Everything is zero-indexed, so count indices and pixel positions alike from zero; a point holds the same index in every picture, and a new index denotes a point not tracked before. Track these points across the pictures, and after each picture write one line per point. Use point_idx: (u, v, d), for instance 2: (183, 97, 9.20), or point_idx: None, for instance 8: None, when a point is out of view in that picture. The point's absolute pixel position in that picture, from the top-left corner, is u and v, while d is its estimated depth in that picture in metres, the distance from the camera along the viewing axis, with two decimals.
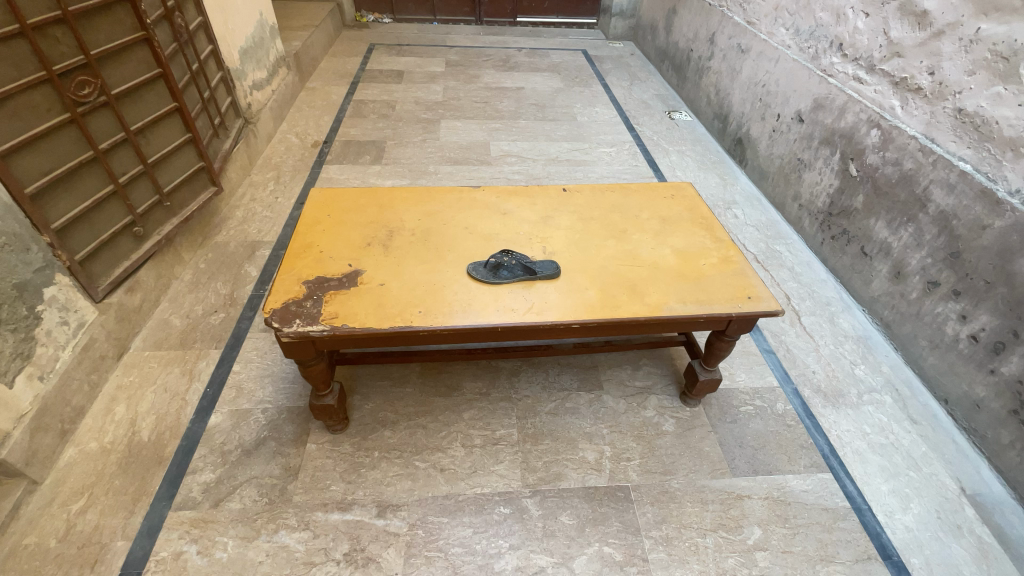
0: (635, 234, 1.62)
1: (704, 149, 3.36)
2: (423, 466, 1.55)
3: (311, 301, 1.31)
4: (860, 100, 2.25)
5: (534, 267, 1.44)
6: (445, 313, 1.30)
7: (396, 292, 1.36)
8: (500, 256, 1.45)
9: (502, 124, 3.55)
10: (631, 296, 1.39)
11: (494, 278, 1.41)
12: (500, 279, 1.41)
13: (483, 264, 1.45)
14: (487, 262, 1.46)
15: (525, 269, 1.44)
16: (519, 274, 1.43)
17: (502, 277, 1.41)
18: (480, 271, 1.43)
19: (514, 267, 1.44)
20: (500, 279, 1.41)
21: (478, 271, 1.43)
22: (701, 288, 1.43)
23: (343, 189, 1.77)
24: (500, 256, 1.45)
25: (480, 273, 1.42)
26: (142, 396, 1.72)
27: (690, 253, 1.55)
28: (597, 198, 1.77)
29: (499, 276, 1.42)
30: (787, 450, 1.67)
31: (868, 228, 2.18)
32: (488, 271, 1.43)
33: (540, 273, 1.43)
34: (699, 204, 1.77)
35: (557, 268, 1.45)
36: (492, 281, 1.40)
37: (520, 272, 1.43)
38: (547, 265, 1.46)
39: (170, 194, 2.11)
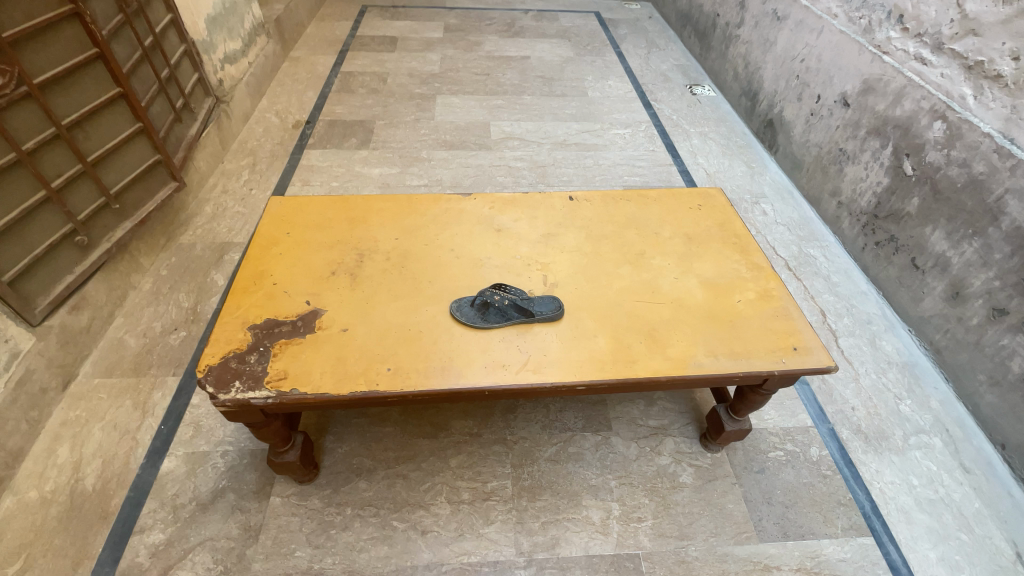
0: (655, 257, 1.35)
1: (730, 131, 3.02)
2: (402, 527, 1.35)
3: (256, 356, 1.07)
4: (922, 86, 1.91)
5: (529, 307, 1.17)
6: (420, 372, 1.06)
7: (360, 341, 1.11)
8: (490, 292, 1.18)
9: (504, 100, 3.20)
10: (649, 346, 1.14)
11: (481, 322, 1.15)
12: (489, 324, 1.15)
13: (469, 301, 1.19)
14: (474, 298, 1.20)
15: (520, 311, 1.17)
16: (512, 317, 1.16)
17: (491, 319, 1.16)
18: (466, 311, 1.17)
19: (506, 307, 1.17)
20: (488, 323, 1.15)
21: (464, 313, 1.17)
22: (734, 335, 1.17)
23: (311, 197, 1.50)
24: (490, 292, 1.18)
25: (464, 314, 1.16)
26: (87, 434, 1.52)
27: (722, 285, 1.28)
28: (610, 209, 1.49)
29: (488, 319, 1.16)
30: (822, 508, 1.45)
31: (922, 237, 1.90)
32: (474, 313, 1.17)
33: (535, 316, 1.16)
34: (732, 217, 1.49)
35: (560, 307, 1.19)
36: (479, 327, 1.14)
37: (513, 316, 1.16)
38: (545, 305, 1.19)
39: (119, 195, 1.86)
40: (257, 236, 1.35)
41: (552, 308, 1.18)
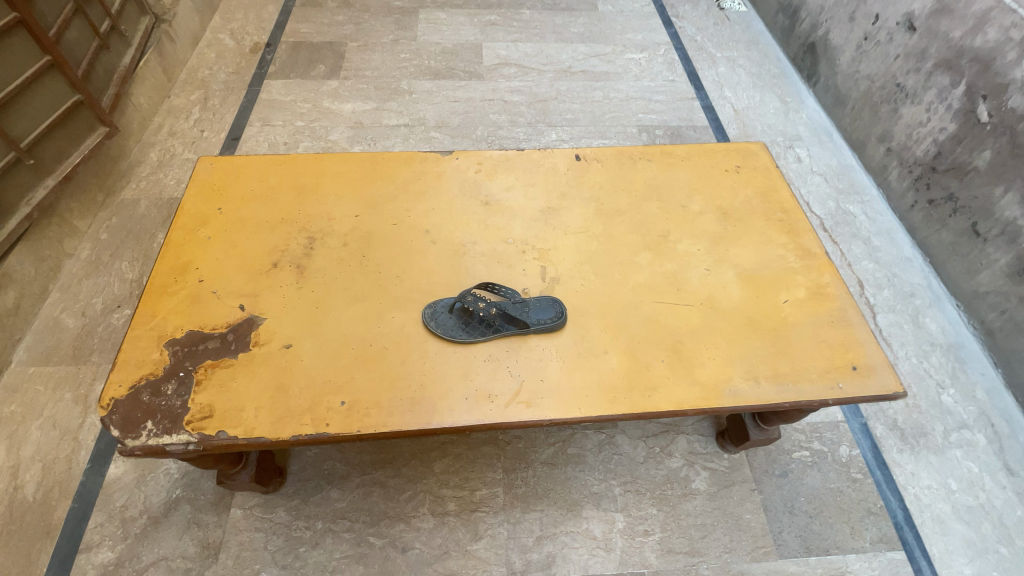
0: (682, 240, 1.08)
1: (762, 57, 2.58)
2: (380, 545, 1.20)
3: (175, 385, 0.85)
4: (1014, 10, 1.56)
5: (527, 316, 0.93)
6: (383, 405, 0.83)
7: (307, 362, 0.87)
8: (470, 295, 0.93)
9: (499, 16, 2.71)
10: (673, 365, 0.90)
11: (461, 335, 0.91)
12: (471, 338, 0.90)
13: (445, 305, 0.94)
14: (452, 301, 0.95)
15: (514, 319, 0.92)
16: (504, 328, 0.92)
17: (475, 331, 0.91)
18: (441, 320, 0.92)
19: (494, 314, 0.93)
20: (470, 337, 0.91)
21: (437, 321, 0.92)
22: (780, 349, 0.94)
23: (251, 157, 1.20)
24: (471, 296, 0.93)
25: (440, 324, 0.92)
26: (23, 435, 1.34)
27: (764, 280, 1.03)
28: (627, 172, 1.19)
29: (470, 331, 0.91)
30: (850, 518, 1.30)
31: (989, 199, 1.61)
32: (452, 322, 0.92)
33: (535, 326, 0.92)
34: (777, 185, 1.21)
35: (561, 315, 0.94)
36: (459, 340, 0.90)
37: (505, 326, 0.92)
38: (547, 312, 0.94)
39: (34, 148, 1.54)
40: (182, 214, 1.08)
41: (557, 315, 0.94)
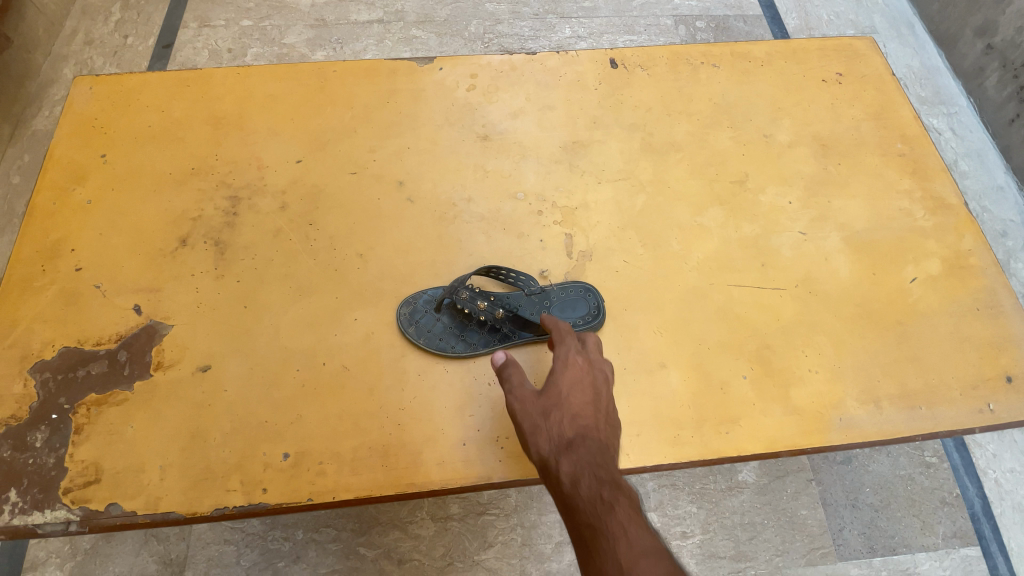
0: (766, 189, 0.76)
1: None
2: (372, 556, 1.02)
3: (48, 432, 0.59)
4: None
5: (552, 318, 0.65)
6: (342, 459, 0.58)
7: (231, 393, 0.60)
8: (465, 289, 0.64)
9: None
10: (759, 383, 0.63)
11: (453, 346, 0.63)
12: (467, 352, 0.63)
13: (429, 298, 0.66)
14: (438, 293, 0.66)
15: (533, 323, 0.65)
16: (519, 337, 0.64)
17: (474, 340, 0.64)
18: (424, 322, 0.64)
19: (502, 316, 0.64)
20: (466, 351, 0.63)
21: (417, 324, 0.64)
22: (906, 353, 0.66)
23: (146, 75, 0.84)
24: (466, 290, 0.64)
25: (422, 328, 0.64)
26: None
27: (883, 248, 0.73)
28: (685, 86, 0.83)
29: (465, 341, 0.64)
30: (920, 511, 1.11)
31: None
32: (439, 325, 0.64)
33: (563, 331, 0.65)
34: (897, 100, 0.85)
35: (598, 313, 0.66)
36: (450, 356, 0.63)
37: (520, 333, 0.65)
38: (580, 309, 0.66)
39: None
40: (49, 166, 0.75)
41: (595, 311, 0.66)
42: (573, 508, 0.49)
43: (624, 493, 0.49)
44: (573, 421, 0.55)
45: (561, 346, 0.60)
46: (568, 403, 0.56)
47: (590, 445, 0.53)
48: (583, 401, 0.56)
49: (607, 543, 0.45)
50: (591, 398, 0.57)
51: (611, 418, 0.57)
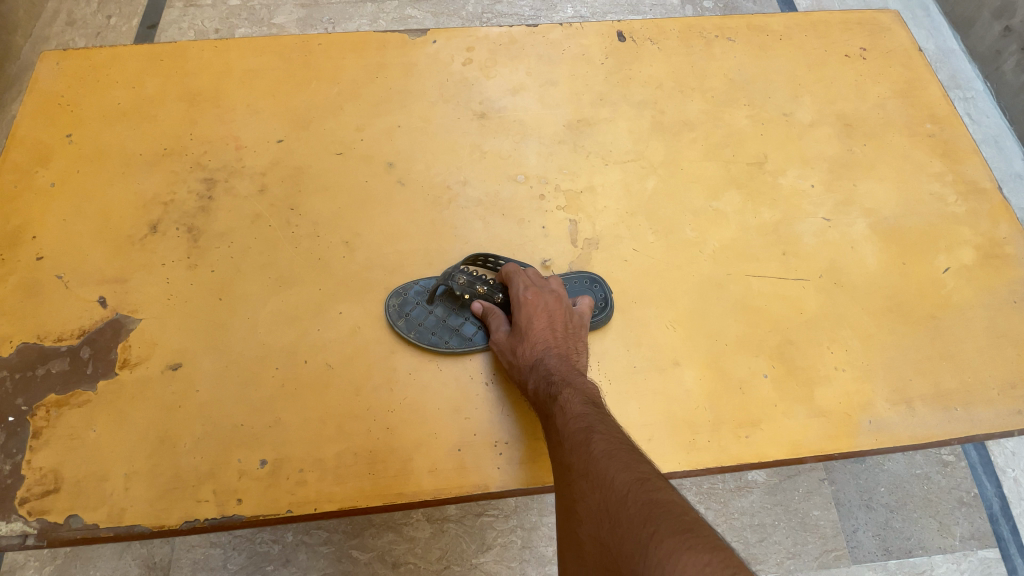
0: (786, 172, 0.70)
1: None
2: (365, 560, 0.97)
3: (2, 437, 0.54)
4: None
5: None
6: (325, 465, 0.53)
7: (203, 393, 0.55)
8: (463, 274, 0.59)
9: None
10: (781, 382, 0.58)
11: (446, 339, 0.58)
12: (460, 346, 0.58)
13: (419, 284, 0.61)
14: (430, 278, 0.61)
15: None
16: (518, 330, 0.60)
17: (469, 331, 0.60)
18: (414, 311, 0.59)
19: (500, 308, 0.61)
20: (461, 343, 0.58)
21: (406, 312, 0.59)
22: (940, 350, 0.61)
23: (118, 49, 0.78)
24: (464, 274, 0.59)
25: (413, 316, 0.59)
26: None
27: (913, 235, 0.67)
28: (699, 61, 0.77)
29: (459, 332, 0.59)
30: (938, 511, 1.07)
31: None
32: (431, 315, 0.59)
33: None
34: (926, 77, 0.79)
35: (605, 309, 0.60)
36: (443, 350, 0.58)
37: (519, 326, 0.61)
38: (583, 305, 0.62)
39: None
40: (11, 147, 0.69)
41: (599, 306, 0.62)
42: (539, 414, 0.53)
43: (575, 393, 0.51)
44: (533, 348, 0.55)
45: (513, 285, 0.59)
46: (524, 330, 0.56)
47: (550, 364, 0.54)
48: (541, 325, 0.56)
49: (558, 435, 0.50)
50: (548, 320, 0.56)
51: (571, 328, 0.57)
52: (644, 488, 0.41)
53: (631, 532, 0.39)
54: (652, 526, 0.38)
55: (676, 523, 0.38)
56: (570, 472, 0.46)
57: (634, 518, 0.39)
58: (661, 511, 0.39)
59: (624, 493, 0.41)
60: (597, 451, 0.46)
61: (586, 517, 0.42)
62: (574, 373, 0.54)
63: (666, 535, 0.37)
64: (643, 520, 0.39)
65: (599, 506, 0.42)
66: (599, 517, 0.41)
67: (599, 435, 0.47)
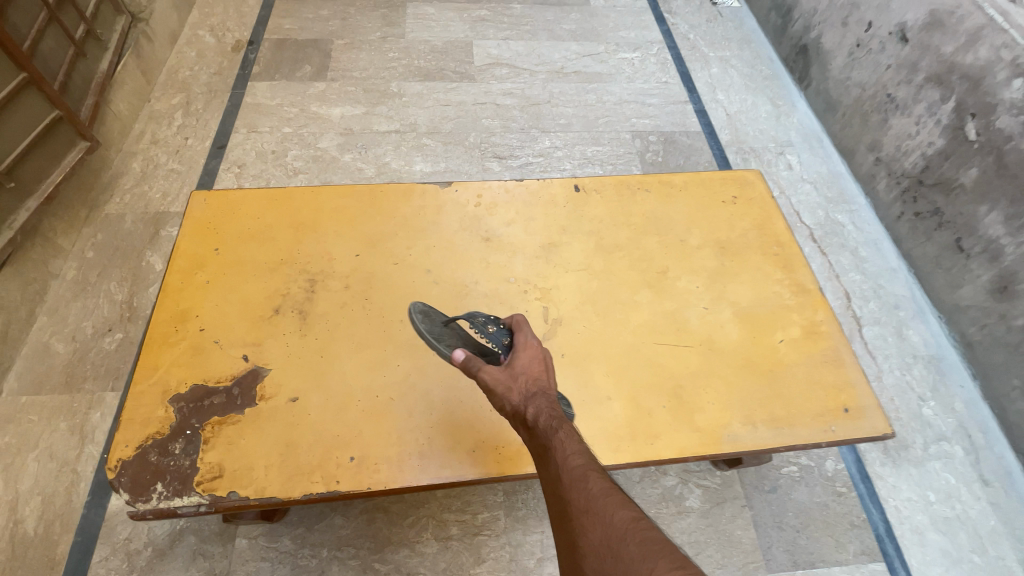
0: (681, 277, 1.09)
1: (753, 57, 2.58)
2: (385, 571, 1.23)
3: (183, 443, 0.85)
4: (1005, 29, 1.59)
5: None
6: (391, 459, 0.86)
7: (315, 415, 0.88)
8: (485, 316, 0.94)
9: (490, 10, 2.61)
10: (674, 411, 0.93)
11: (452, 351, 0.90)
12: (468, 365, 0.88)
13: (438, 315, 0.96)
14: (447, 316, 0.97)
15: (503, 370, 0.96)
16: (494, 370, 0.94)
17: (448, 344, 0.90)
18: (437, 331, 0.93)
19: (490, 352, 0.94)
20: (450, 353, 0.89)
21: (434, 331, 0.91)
22: (776, 392, 0.97)
23: (243, 190, 1.17)
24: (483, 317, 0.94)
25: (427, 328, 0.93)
26: (20, 469, 1.30)
27: (761, 318, 1.05)
28: (626, 204, 1.19)
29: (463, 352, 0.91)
30: (835, 531, 1.37)
31: (974, 215, 1.68)
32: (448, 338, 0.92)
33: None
34: (773, 216, 1.22)
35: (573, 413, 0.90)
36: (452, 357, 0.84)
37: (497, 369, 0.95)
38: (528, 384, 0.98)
39: (13, 170, 1.53)
40: (177, 255, 1.05)
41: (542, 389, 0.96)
42: (538, 444, 0.75)
43: (570, 437, 0.74)
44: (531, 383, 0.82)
45: (523, 334, 0.88)
46: (525, 367, 0.85)
47: (543, 400, 0.80)
48: (537, 369, 0.84)
49: (561, 473, 0.71)
50: (541, 366, 0.86)
51: (550, 377, 0.86)
52: (636, 525, 0.63)
53: (631, 562, 0.59)
54: (648, 559, 0.59)
55: (663, 555, 0.59)
56: (575, 507, 0.67)
57: (632, 551, 0.60)
58: (651, 547, 0.60)
59: (622, 530, 0.63)
60: (596, 492, 0.67)
61: (590, 548, 0.63)
62: (562, 416, 0.78)
63: (658, 565, 0.58)
64: (640, 553, 0.60)
65: (601, 537, 0.63)
66: (603, 550, 0.62)
67: (594, 479, 0.69)
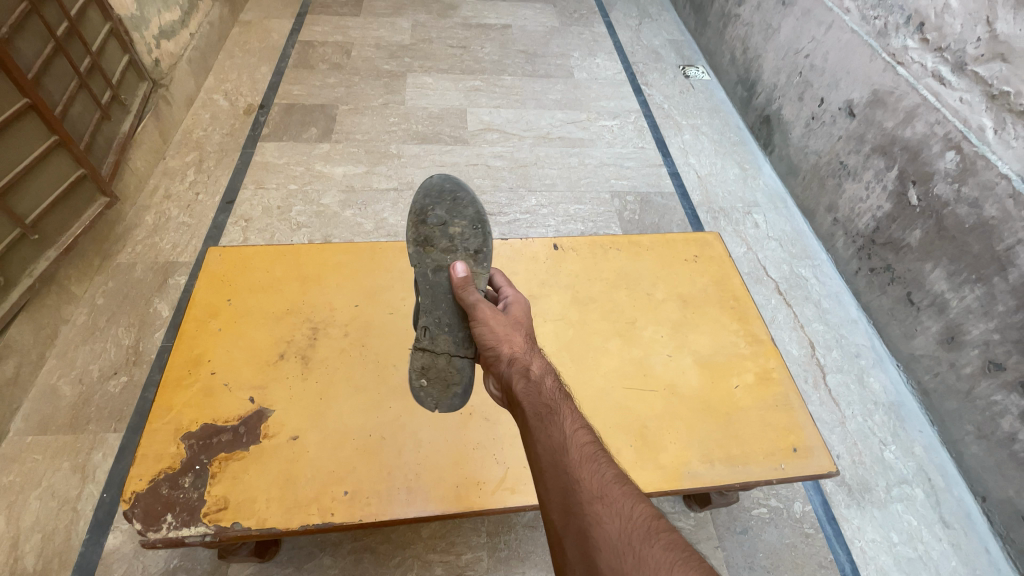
0: (648, 328, 1.22)
1: (723, 125, 2.83)
2: None
3: (192, 477, 0.93)
4: (938, 108, 1.76)
5: (420, 375, 0.99)
6: (381, 493, 0.95)
7: (313, 451, 0.97)
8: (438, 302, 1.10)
9: (483, 81, 2.87)
10: (640, 450, 1.03)
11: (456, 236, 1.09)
12: (488, 246, 1.08)
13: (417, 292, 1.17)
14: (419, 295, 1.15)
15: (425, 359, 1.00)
16: (438, 333, 1.00)
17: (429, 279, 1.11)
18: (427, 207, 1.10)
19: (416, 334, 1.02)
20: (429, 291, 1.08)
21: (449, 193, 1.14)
22: (732, 434, 1.08)
23: (255, 246, 1.29)
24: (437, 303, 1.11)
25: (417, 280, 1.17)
26: (22, 505, 1.39)
27: (718, 366, 1.17)
28: (599, 261, 1.34)
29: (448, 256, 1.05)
30: (802, 571, 1.44)
31: (921, 272, 1.81)
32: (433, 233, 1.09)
33: (445, 368, 0.99)
34: (731, 273, 1.36)
35: None
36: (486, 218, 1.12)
37: (433, 341, 1.00)
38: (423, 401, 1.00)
39: (38, 223, 1.66)
40: (192, 305, 1.16)
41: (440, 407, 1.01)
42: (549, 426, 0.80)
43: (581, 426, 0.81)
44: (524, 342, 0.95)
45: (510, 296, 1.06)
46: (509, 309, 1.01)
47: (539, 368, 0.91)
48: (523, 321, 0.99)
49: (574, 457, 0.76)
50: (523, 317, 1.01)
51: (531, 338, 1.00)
52: (655, 523, 0.68)
53: (651, 557, 0.64)
54: (668, 558, 0.64)
55: (681, 557, 0.64)
56: (584, 485, 0.72)
57: (651, 550, 0.65)
58: (668, 547, 0.65)
59: (637, 526, 0.67)
60: (610, 481, 0.73)
61: (605, 534, 0.67)
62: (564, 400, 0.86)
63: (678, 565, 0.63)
64: (661, 553, 0.64)
65: (616, 522, 0.68)
66: (620, 543, 0.65)
67: (606, 471, 0.75)
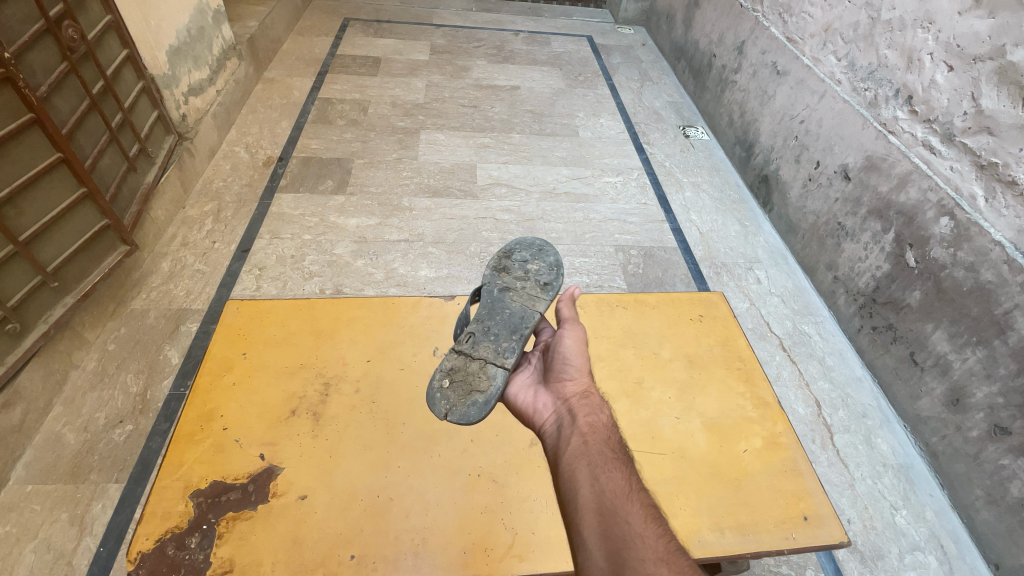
0: (655, 388, 1.23)
1: (723, 183, 2.93)
2: None
3: (199, 537, 0.92)
4: (929, 175, 1.83)
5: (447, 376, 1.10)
6: (389, 559, 0.93)
7: (321, 512, 0.97)
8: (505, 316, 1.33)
9: (492, 138, 3.01)
10: None
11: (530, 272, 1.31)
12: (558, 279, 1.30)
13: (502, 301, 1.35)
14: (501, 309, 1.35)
15: (457, 362, 1.13)
16: (481, 341, 1.16)
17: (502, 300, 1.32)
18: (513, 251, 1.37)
19: (460, 339, 1.17)
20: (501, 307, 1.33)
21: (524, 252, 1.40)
22: (740, 499, 1.07)
23: (272, 300, 1.33)
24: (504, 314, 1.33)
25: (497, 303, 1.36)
26: (18, 558, 1.36)
27: (725, 429, 1.18)
28: (607, 320, 1.37)
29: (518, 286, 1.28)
30: None
31: (923, 333, 1.83)
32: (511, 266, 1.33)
33: (471, 373, 1.12)
34: (736, 333, 1.38)
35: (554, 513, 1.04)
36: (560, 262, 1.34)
37: (474, 347, 1.15)
38: (436, 401, 1.07)
39: (58, 271, 1.71)
40: (208, 358, 1.18)
41: (450, 410, 1.07)
42: (610, 474, 0.96)
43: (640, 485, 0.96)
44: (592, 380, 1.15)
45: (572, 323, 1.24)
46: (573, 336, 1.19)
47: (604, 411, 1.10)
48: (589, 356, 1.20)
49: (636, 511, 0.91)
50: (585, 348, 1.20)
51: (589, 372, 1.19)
52: None
53: None
54: None
55: None
56: (648, 541, 0.86)
57: None
58: None
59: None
60: (668, 542, 0.87)
61: None
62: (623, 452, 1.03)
63: None
64: None
65: None
66: None
67: (663, 531, 0.89)
